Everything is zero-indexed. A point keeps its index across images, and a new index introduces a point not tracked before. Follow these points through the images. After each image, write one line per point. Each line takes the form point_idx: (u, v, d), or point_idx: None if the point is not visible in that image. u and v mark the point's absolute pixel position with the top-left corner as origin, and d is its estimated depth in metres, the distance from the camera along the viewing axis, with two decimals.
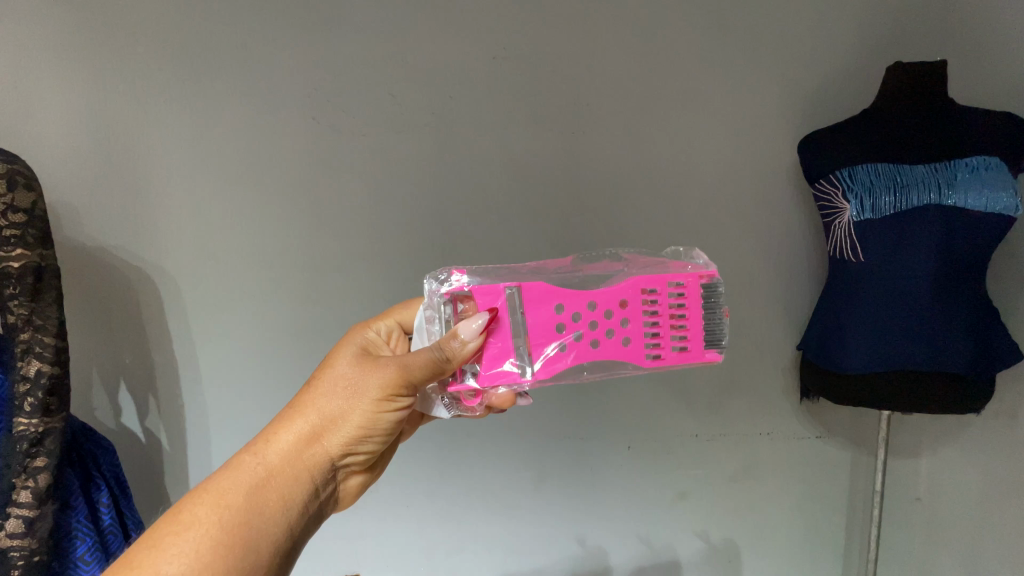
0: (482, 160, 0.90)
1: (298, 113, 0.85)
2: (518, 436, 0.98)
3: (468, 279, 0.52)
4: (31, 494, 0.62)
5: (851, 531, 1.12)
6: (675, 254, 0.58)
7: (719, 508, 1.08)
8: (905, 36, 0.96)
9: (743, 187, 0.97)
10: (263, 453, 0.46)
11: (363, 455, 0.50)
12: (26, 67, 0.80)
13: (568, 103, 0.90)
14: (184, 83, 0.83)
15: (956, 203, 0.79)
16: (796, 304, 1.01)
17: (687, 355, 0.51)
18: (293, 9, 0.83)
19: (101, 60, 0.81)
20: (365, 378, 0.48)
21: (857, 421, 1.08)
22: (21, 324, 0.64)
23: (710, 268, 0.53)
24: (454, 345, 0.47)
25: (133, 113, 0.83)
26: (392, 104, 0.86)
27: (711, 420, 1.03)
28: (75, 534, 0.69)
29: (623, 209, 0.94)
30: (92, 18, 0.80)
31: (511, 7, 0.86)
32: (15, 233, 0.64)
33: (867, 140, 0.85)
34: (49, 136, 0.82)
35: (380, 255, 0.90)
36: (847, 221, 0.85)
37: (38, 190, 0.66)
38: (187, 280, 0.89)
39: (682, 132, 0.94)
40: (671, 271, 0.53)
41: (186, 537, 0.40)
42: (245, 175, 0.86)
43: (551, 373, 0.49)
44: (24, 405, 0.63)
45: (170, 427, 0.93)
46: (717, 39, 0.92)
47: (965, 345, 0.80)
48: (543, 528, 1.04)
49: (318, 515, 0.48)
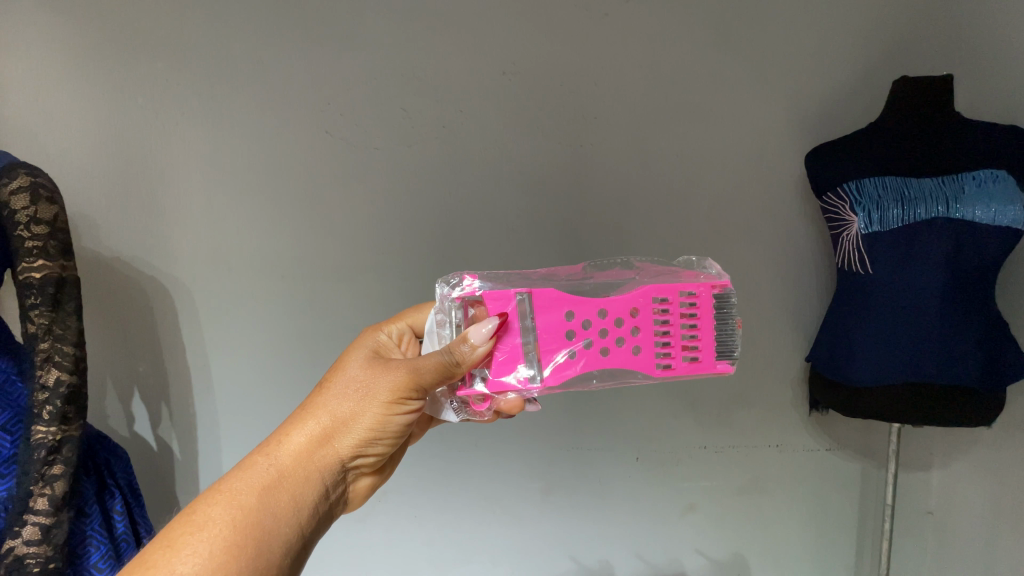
0: (490, 172, 0.91)
1: (312, 128, 0.87)
2: (526, 446, 0.98)
3: (479, 283, 0.53)
4: (48, 501, 0.63)
5: (865, 545, 1.09)
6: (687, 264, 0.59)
7: (729, 520, 1.07)
8: (908, 49, 0.97)
9: (749, 198, 0.97)
10: (275, 454, 0.46)
11: (373, 457, 0.50)
12: (51, 83, 0.83)
13: (576, 116, 0.91)
14: (202, 98, 0.85)
15: (964, 216, 0.79)
16: (804, 315, 1.01)
17: (698, 365, 0.51)
18: (309, 27, 0.85)
19: (123, 77, 0.84)
20: (377, 380, 0.49)
21: (868, 433, 1.06)
22: (42, 333, 0.65)
23: (723, 279, 0.53)
24: (464, 349, 0.48)
25: (152, 127, 0.85)
26: (403, 119, 0.88)
27: (719, 431, 1.03)
28: (90, 542, 0.69)
29: (629, 220, 0.95)
30: (114, 35, 0.83)
31: (520, 23, 0.88)
32: (38, 244, 0.65)
33: (874, 153, 0.86)
34: (72, 150, 0.85)
35: (389, 265, 0.91)
36: (855, 234, 0.86)
37: (59, 201, 0.68)
38: (200, 290, 0.90)
39: (688, 144, 0.95)
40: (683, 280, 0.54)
41: (199, 537, 0.40)
42: (258, 187, 0.88)
43: (560, 379, 0.50)
44: (43, 414, 0.64)
45: (181, 436, 0.93)
46: (722, 52, 0.93)
47: (977, 358, 0.80)
48: (550, 540, 1.03)
49: (328, 517, 0.48)
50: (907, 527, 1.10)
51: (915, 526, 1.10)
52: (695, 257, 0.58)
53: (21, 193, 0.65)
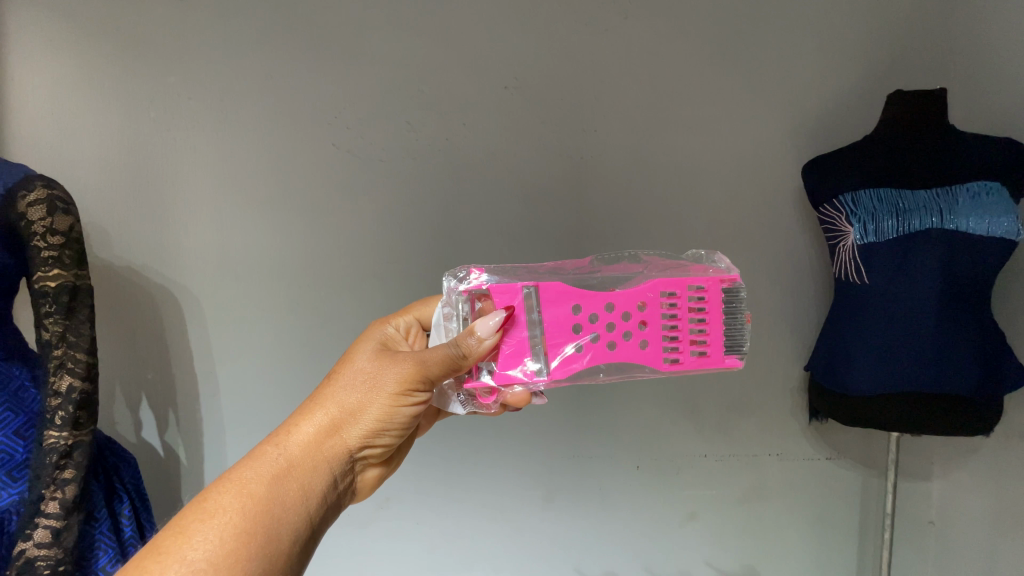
0: (493, 184, 0.93)
1: (319, 140, 0.90)
2: (528, 454, 0.99)
3: (486, 277, 0.55)
4: (59, 504, 0.64)
5: (867, 554, 1.10)
6: (695, 258, 0.60)
7: (731, 528, 1.07)
8: (900, 65, 1.00)
9: (747, 208, 0.99)
10: (285, 444, 0.47)
11: (380, 448, 0.51)
12: (66, 98, 0.85)
13: (576, 129, 0.93)
14: (213, 111, 0.88)
15: (958, 227, 0.81)
16: (802, 323, 1.02)
17: (706, 360, 0.52)
18: (317, 44, 0.88)
19: (136, 90, 0.87)
20: (384, 372, 0.50)
21: (868, 441, 1.07)
22: (55, 340, 0.67)
23: (731, 273, 0.54)
24: (471, 342, 0.49)
25: (164, 138, 0.88)
26: (409, 132, 0.91)
27: (720, 439, 1.03)
28: (98, 546, 0.70)
29: (630, 229, 0.96)
30: (127, 52, 0.86)
31: (522, 39, 0.91)
32: (54, 253, 0.67)
33: (868, 166, 0.88)
34: (85, 161, 0.87)
35: (394, 274, 0.93)
36: (851, 245, 0.87)
37: (75, 213, 0.70)
38: (208, 297, 0.92)
39: (687, 155, 0.97)
40: (692, 274, 0.55)
41: (211, 524, 0.41)
42: (266, 197, 0.90)
43: (567, 372, 0.51)
44: (55, 419, 0.65)
45: (187, 443, 0.94)
46: (720, 67, 0.96)
47: (976, 363, 0.81)
48: (551, 549, 1.03)
49: (336, 507, 0.49)
50: (907, 536, 1.10)
51: (917, 534, 1.10)
52: (704, 251, 0.59)
53: (38, 205, 0.67)
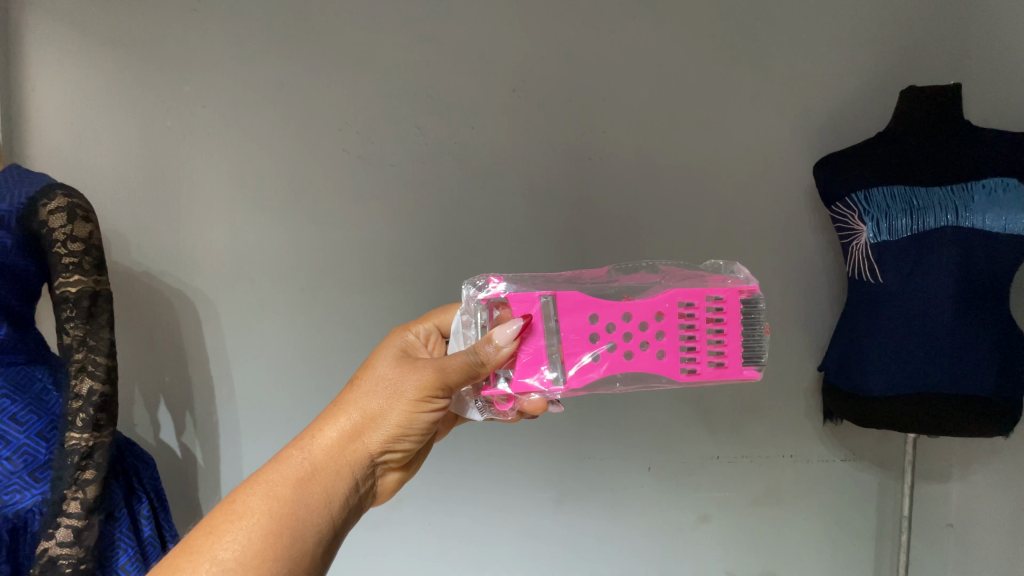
0: (502, 186, 0.93)
1: (331, 145, 0.91)
2: (537, 456, 0.99)
3: (504, 285, 0.54)
4: (80, 504, 0.65)
5: (883, 556, 1.08)
6: (715, 268, 0.59)
7: (744, 529, 1.06)
8: (913, 62, 0.99)
9: (758, 208, 0.99)
10: (309, 448, 0.48)
11: (401, 453, 0.52)
12: (86, 107, 0.87)
13: (585, 130, 0.94)
14: (227, 118, 0.89)
15: (974, 224, 0.80)
16: (815, 323, 1.02)
17: (724, 371, 0.52)
18: (326, 51, 0.89)
19: (153, 99, 0.88)
20: (404, 379, 0.50)
21: (883, 442, 1.06)
22: (76, 344, 0.68)
23: (751, 284, 0.54)
24: (489, 349, 0.49)
25: (180, 146, 0.89)
26: (418, 137, 0.91)
27: (734, 440, 1.03)
28: (118, 545, 0.72)
29: (639, 230, 0.96)
30: (143, 63, 0.87)
31: (529, 43, 0.91)
32: (74, 260, 0.68)
33: (881, 164, 0.86)
34: (104, 167, 0.88)
35: (405, 277, 0.94)
36: (864, 243, 0.87)
37: (94, 221, 0.71)
38: (223, 301, 0.93)
39: (697, 154, 0.96)
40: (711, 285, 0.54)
41: (240, 525, 0.42)
42: (280, 203, 0.91)
43: (583, 381, 0.51)
44: (76, 421, 0.66)
45: (205, 444, 0.95)
46: (728, 66, 0.95)
47: (994, 366, 0.80)
48: (563, 551, 1.03)
49: (358, 509, 0.50)
50: (926, 539, 1.08)
51: (936, 540, 1.08)
52: (723, 261, 0.59)
53: (58, 213, 0.68)
